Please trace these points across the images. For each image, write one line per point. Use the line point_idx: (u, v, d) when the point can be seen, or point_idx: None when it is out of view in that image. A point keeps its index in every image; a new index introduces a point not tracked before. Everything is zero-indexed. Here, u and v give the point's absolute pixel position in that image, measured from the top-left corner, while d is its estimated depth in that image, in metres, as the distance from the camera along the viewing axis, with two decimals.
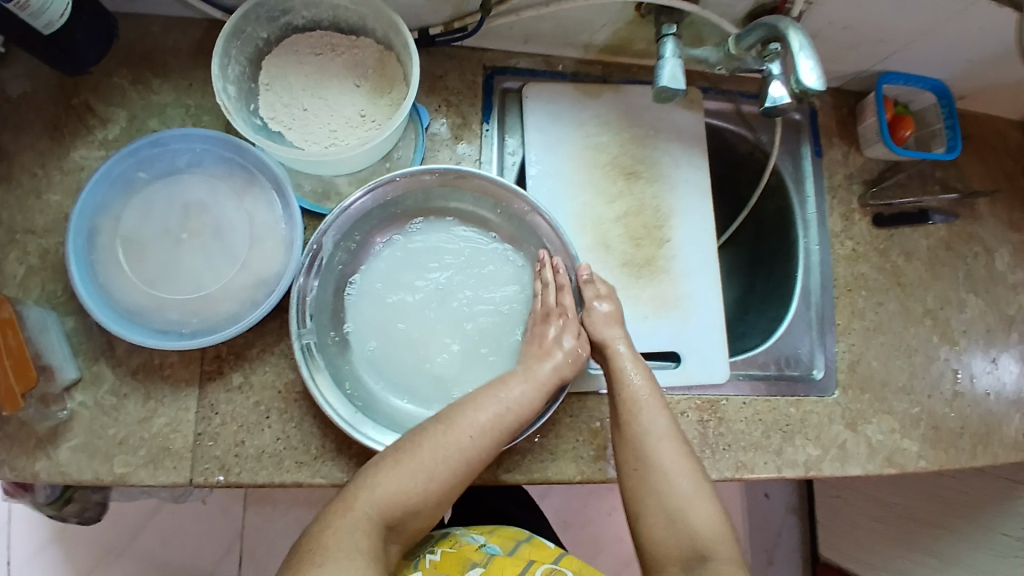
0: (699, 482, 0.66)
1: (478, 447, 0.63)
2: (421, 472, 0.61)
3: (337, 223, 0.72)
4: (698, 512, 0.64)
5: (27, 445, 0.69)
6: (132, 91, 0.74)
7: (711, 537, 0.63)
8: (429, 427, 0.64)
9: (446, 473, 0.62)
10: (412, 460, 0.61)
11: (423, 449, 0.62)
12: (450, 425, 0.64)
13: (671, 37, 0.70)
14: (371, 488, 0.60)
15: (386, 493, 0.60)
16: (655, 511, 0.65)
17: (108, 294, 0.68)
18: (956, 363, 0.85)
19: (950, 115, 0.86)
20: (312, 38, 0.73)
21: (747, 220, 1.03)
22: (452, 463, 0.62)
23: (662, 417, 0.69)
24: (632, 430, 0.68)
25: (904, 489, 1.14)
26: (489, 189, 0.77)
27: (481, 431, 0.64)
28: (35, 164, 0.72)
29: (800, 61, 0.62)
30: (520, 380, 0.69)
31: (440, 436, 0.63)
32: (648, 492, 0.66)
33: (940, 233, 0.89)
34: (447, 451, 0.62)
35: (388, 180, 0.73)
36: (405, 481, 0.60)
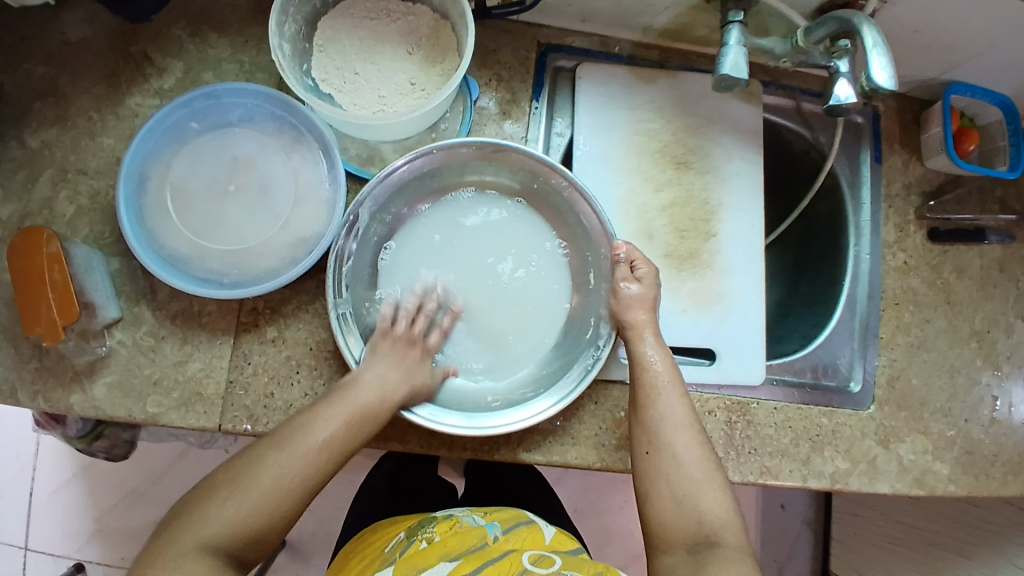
0: (710, 470, 0.65)
1: (318, 474, 0.60)
2: (256, 500, 0.57)
3: (376, 193, 0.72)
4: (708, 498, 0.63)
5: (64, 378, 0.71)
6: (189, 42, 0.75)
7: (717, 523, 0.62)
8: (260, 448, 0.60)
9: (285, 503, 0.58)
10: (243, 487, 0.57)
11: (262, 477, 0.58)
12: (288, 444, 0.60)
13: (737, 24, 0.67)
14: (201, 520, 0.55)
15: (229, 519, 0.55)
16: (663, 494, 0.64)
17: (155, 240, 0.69)
18: (998, 388, 0.82)
19: (1015, 132, 0.82)
20: (367, 3, 0.72)
21: (796, 222, 1.00)
22: (292, 489, 0.58)
23: (679, 404, 0.68)
24: (647, 413, 0.68)
25: (927, 514, 1.11)
26: (527, 164, 0.75)
27: (326, 451, 0.61)
28: (91, 108, 0.73)
29: (872, 59, 0.59)
30: (369, 384, 0.66)
31: (277, 457, 0.59)
32: (658, 475, 0.65)
33: (996, 252, 0.85)
34: (281, 472, 0.58)
35: (426, 152, 0.72)
36: (242, 505, 0.56)
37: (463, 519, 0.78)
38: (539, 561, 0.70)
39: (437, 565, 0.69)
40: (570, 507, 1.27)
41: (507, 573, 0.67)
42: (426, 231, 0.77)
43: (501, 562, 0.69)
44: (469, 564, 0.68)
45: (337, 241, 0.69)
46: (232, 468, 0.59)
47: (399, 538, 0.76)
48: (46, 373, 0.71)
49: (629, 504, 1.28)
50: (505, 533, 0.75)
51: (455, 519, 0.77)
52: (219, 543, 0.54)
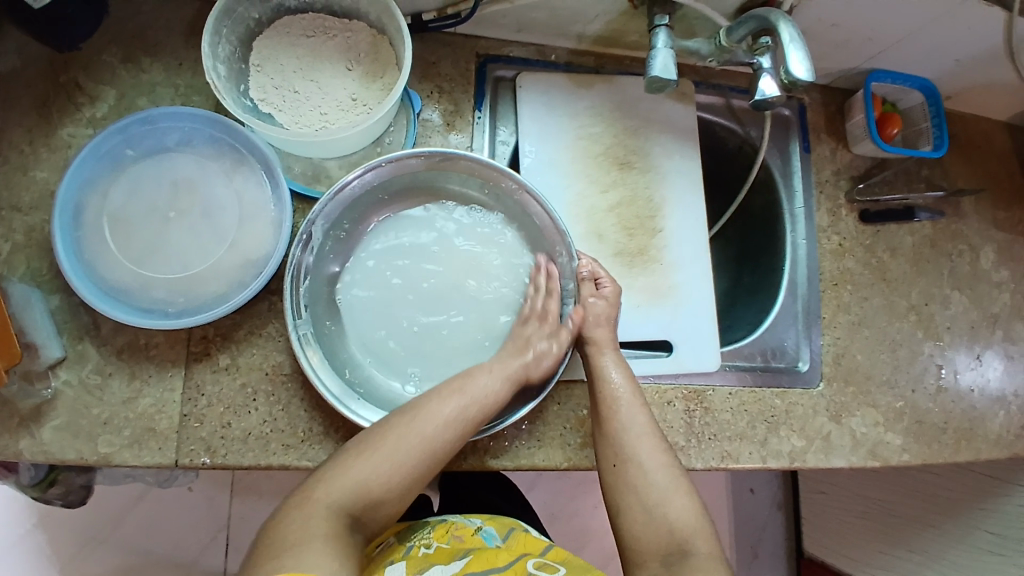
0: (676, 476, 0.66)
1: (441, 441, 0.64)
2: (386, 463, 0.61)
3: (326, 211, 0.72)
4: (677, 506, 0.64)
5: (9, 423, 0.68)
6: (122, 69, 0.74)
7: (690, 530, 0.63)
8: (396, 416, 0.65)
9: (414, 469, 0.62)
10: (375, 450, 0.62)
11: (385, 443, 0.62)
12: (417, 414, 0.64)
13: (663, 28, 0.70)
14: (334, 479, 0.60)
15: (364, 479, 0.60)
16: (633, 505, 0.65)
17: (94, 272, 0.68)
18: (939, 359, 0.86)
19: (937, 114, 0.87)
20: (305, 20, 0.72)
21: (737, 213, 1.04)
22: (412, 455, 0.62)
23: (640, 415, 0.70)
24: (611, 427, 0.69)
25: (887, 485, 1.15)
26: (477, 171, 0.76)
27: (452, 424, 0.65)
28: (21, 141, 0.71)
29: (789, 53, 0.63)
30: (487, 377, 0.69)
31: (409, 425, 0.63)
32: (626, 488, 0.66)
33: (925, 230, 0.90)
34: (407, 441, 0.63)
35: (375, 165, 0.73)
36: (380, 463, 0.61)
37: (460, 521, 0.78)
38: (543, 568, 0.68)
39: (447, 563, 0.69)
40: (545, 513, 1.27)
41: None
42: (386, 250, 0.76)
43: (509, 565, 0.69)
44: (480, 563, 0.69)
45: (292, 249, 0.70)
46: (362, 435, 0.64)
47: (392, 541, 0.75)
48: None
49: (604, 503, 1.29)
50: (504, 540, 0.75)
51: (452, 523, 0.77)
52: (349, 502, 0.59)
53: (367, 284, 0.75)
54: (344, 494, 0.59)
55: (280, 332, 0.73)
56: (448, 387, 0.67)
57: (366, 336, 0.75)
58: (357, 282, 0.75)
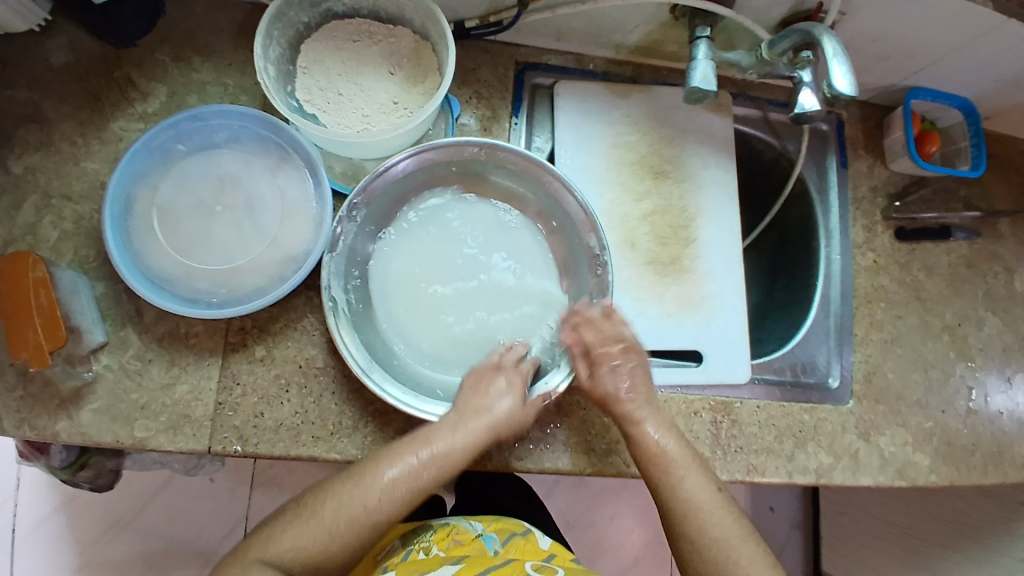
0: (739, 530, 0.67)
1: (385, 513, 0.64)
2: (316, 534, 0.63)
3: (351, 215, 0.73)
4: (731, 546, 0.66)
5: (50, 405, 0.70)
6: (173, 67, 0.76)
7: (746, 565, 0.66)
8: (335, 482, 0.66)
9: (352, 535, 0.63)
10: (309, 518, 0.63)
11: (323, 511, 0.63)
12: (358, 480, 0.64)
13: (705, 39, 0.71)
14: (265, 542, 0.62)
15: (292, 549, 0.62)
16: (685, 543, 0.67)
17: (141, 261, 0.70)
18: (971, 380, 0.85)
19: (976, 133, 0.86)
20: (350, 26, 0.74)
21: (770, 227, 1.03)
22: (352, 526, 0.63)
23: (695, 474, 0.69)
24: (663, 489, 0.68)
25: (909, 508, 1.14)
26: (444, 152, 0.75)
27: (391, 492, 0.64)
28: (75, 133, 0.74)
29: (833, 67, 0.63)
30: (442, 428, 0.68)
31: (343, 496, 0.64)
32: (691, 546, 0.67)
33: (961, 249, 0.89)
34: (341, 509, 0.63)
35: (386, 168, 0.73)
36: (309, 532, 0.63)
37: (462, 525, 0.78)
38: (541, 570, 0.70)
39: (439, 568, 0.69)
40: (561, 521, 1.27)
41: None
42: (410, 252, 0.78)
43: (503, 568, 0.69)
44: (472, 568, 0.69)
45: (334, 227, 0.71)
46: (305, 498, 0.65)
47: (396, 545, 0.76)
48: (31, 399, 0.70)
49: (621, 513, 1.29)
50: (504, 545, 0.75)
51: (454, 526, 0.77)
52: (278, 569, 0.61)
53: (398, 284, 0.77)
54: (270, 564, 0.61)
55: (315, 327, 0.74)
56: (397, 448, 0.66)
57: (399, 333, 0.76)
58: (389, 285, 0.76)
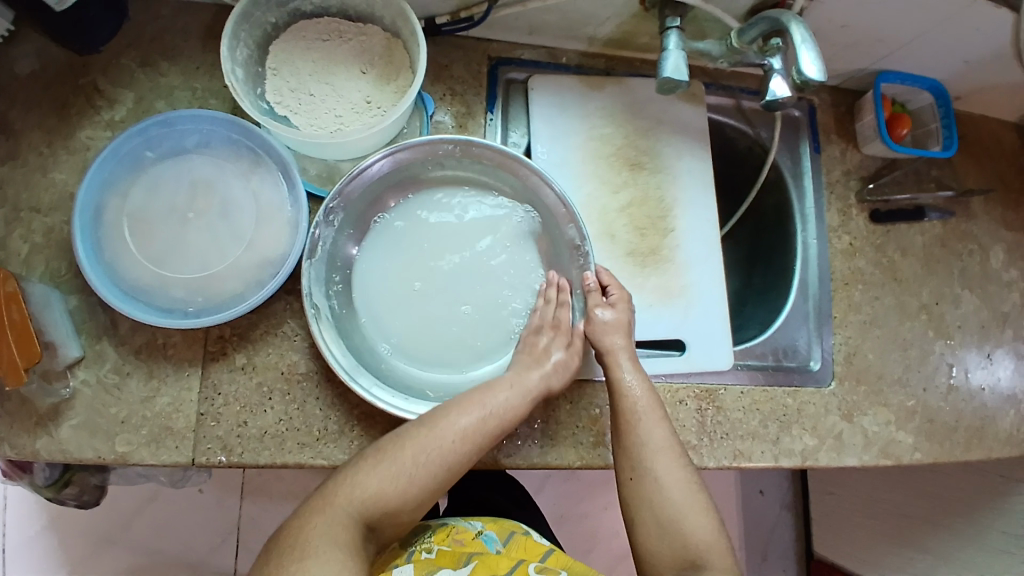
0: (692, 490, 0.66)
1: (460, 457, 0.64)
2: (397, 474, 0.61)
3: (330, 218, 0.73)
4: (694, 522, 0.65)
5: (28, 422, 0.68)
6: (140, 72, 0.75)
7: (705, 545, 0.64)
8: (405, 429, 0.64)
9: (431, 476, 0.63)
10: (386, 459, 0.62)
11: (406, 451, 0.62)
12: (434, 427, 0.64)
13: (675, 29, 0.71)
14: (352, 487, 0.61)
15: (376, 489, 0.61)
16: (648, 520, 0.65)
17: (114, 273, 0.68)
18: (950, 358, 0.86)
19: (946, 114, 0.88)
20: (320, 25, 0.73)
21: (747, 213, 1.04)
22: (432, 467, 0.63)
23: (659, 428, 0.69)
24: (631, 440, 0.68)
25: (895, 485, 1.15)
26: (420, 151, 0.75)
27: (469, 439, 0.64)
28: (41, 143, 0.72)
29: (802, 54, 0.63)
30: (506, 385, 0.69)
31: (419, 439, 0.63)
32: (643, 501, 0.66)
33: (935, 229, 0.90)
34: (420, 452, 0.62)
35: (360, 171, 0.73)
36: (394, 474, 0.61)
37: (461, 524, 0.78)
38: (543, 573, 0.69)
39: (455, 570, 0.70)
40: (553, 514, 1.27)
41: None
42: (389, 253, 0.77)
43: (512, 572, 0.70)
44: (485, 568, 0.70)
45: (312, 232, 0.71)
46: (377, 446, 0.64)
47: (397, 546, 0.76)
48: (8, 417, 0.68)
49: (613, 504, 1.29)
50: (504, 545, 0.75)
51: (453, 527, 0.77)
52: (362, 510, 0.60)
53: (379, 281, 0.76)
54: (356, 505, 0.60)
55: (295, 333, 0.73)
56: (469, 399, 0.67)
57: (382, 333, 0.75)
58: (369, 289, 0.76)
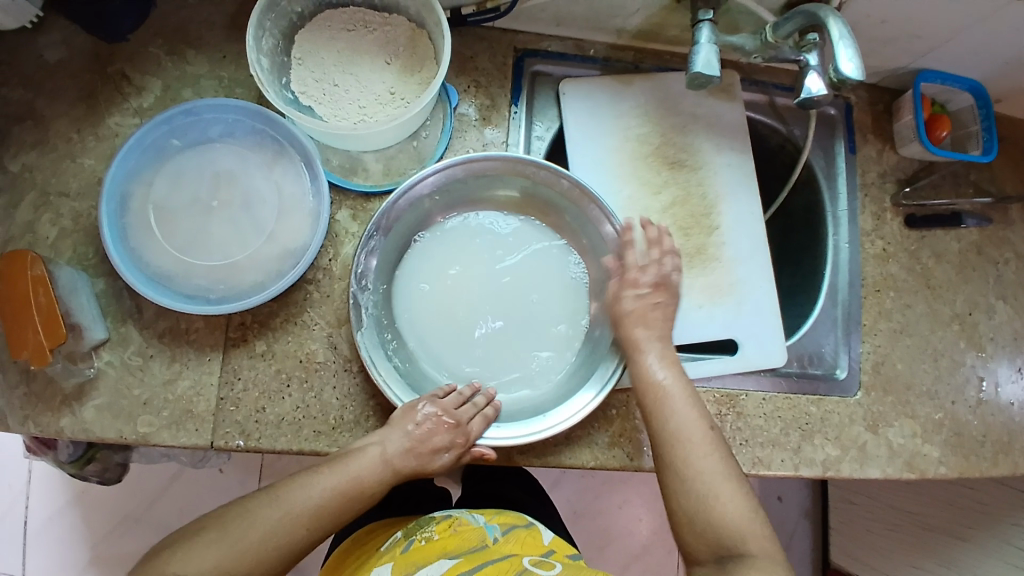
0: (727, 474, 0.64)
1: (300, 535, 0.60)
2: (239, 553, 0.57)
3: (372, 243, 0.72)
4: (729, 504, 0.62)
5: (53, 402, 0.70)
6: (167, 61, 0.75)
7: (744, 528, 0.61)
8: (252, 503, 0.61)
9: (270, 561, 0.59)
10: (229, 535, 0.58)
11: (254, 525, 0.59)
12: (280, 497, 0.61)
13: (707, 23, 0.69)
14: (184, 562, 0.56)
15: (310, 505, 0.61)
16: (684, 502, 0.63)
17: (139, 258, 0.69)
18: (982, 370, 0.83)
19: (987, 116, 0.84)
20: (345, 14, 0.73)
21: (776, 214, 1.01)
22: (278, 544, 0.59)
23: (688, 413, 0.67)
24: (659, 428, 0.67)
25: (919, 496, 1.12)
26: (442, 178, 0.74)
27: (318, 517, 0.61)
28: (70, 130, 0.73)
29: (838, 50, 0.61)
30: (372, 455, 0.65)
31: (265, 515, 0.59)
32: (677, 484, 0.65)
33: (972, 236, 0.86)
34: (264, 532, 0.59)
35: (393, 203, 0.72)
36: (317, 493, 0.62)
37: (463, 516, 0.78)
38: (540, 564, 0.70)
39: (436, 562, 0.68)
40: (568, 510, 1.27)
41: (508, 568, 0.67)
42: (427, 275, 0.77)
43: (501, 561, 0.68)
44: (470, 560, 0.68)
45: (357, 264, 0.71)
46: (218, 518, 0.60)
47: (397, 536, 0.75)
48: (34, 397, 0.70)
49: (628, 502, 1.28)
50: (504, 534, 0.76)
51: (456, 519, 0.76)
52: None
53: (421, 292, 0.76)
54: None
55: (315, 321, 0.74)
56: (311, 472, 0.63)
57: (430, 351, 0.75)
58: (413, 309, 0.76)
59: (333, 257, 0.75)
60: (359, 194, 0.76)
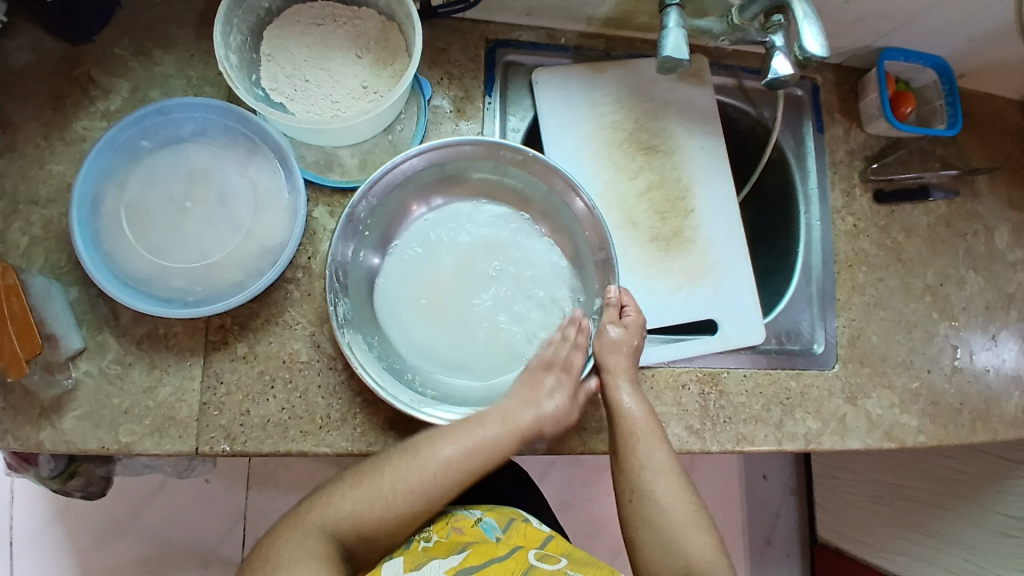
0: (693, 512, 0.67)
1: (439, 487, 0.64)
2: (376, 499, 0.63)
3: (347, 231, 0.71)
4: (695, 542, 0.66)
5: (32, 414, 0.69)
6: (134, 61, 0.74)
7: (707, 562, 0.65)
8: (395, 453, 0.66)
9: (408, 509, 0.64)
10: (371, 484, 0.64)
11: (382, 483, 0.64)
12: (414, 453, 0.65)
13: (675, 7, 0.70)
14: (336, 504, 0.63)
15: (442, 460, 0.65)
16: (649, 542, 0.66)
17: (113, 263, 0.68)
18: (955, 340, 0.86)
19: (950, 92, 0.86)
20: (314, 9, 0.72)
21: (750, 196, 1.03)
22: (408, 495, 0.64)
23: (659, 450, 0.69)
24: (630, 462, 0.68)
25: (898, 468, 1.15)
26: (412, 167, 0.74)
27: (449, 470, 0.65)
28: (37, 136, 0.72)
29: (803, 30, 0.62)
30: (495, 415, 0.69)
31: (405, 464, 0.64)
32: (643, 523, 0.67)
33: (940, 210, 0.89)
34: (401, 477, 0.64)
35: (365, 194, 0.72)
36: (452, 450, 0.65)
37: (460, 512, 0.76)
38: (545, 558, 0.71)
39: (446, 556, 0.68)
40: (558, 500, 1.28)
41: (514, 568, 0.67)
42: (406, 266, 0.77)
43: (508, 559, 0.69)
44: (477, 557, 0.68)
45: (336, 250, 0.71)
46: (360, 467, 0.66)
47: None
48: (12, 410, 0.69)
49: None
50: (504, 532, 0.74)
51: (451, 515, 0.75)
52: (337, 531, 0.63)
53: (401, 289, 0.77)
54: (328, 528, 0.62)
55: (296, 321, 0.73)
56: (454, 429, 0.67)
57: (413, 340, 0.76)
58: (394, 299, 0.76)
59: (312, 255, 0.74)
60: (335, 190, 0.75)
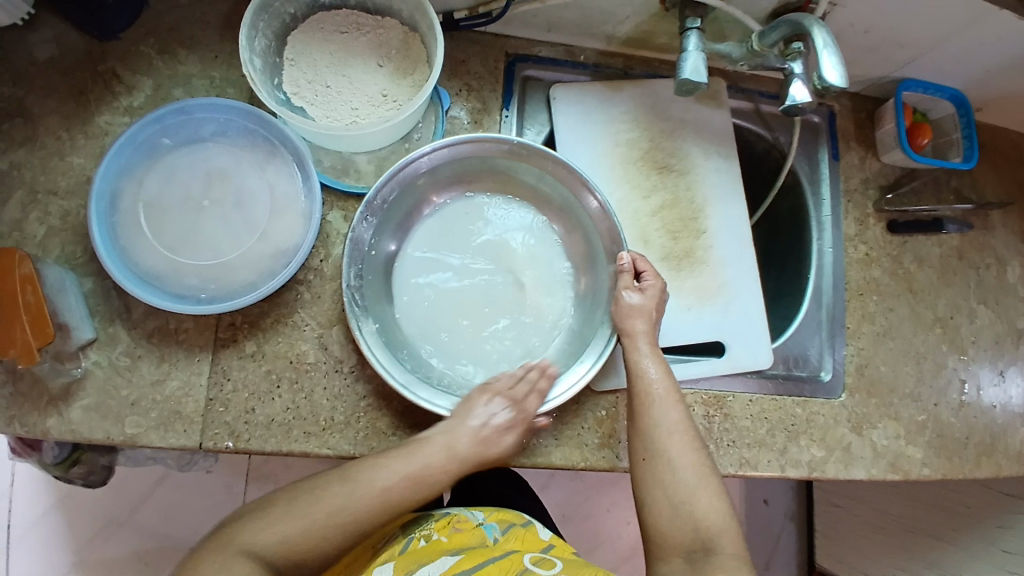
0: (706, 474, 0.66)
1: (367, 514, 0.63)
2: (312, 524, 0.61)
3: (367, 222, 0.73)
4: (704, 504, 0.64)
5: (40, 402, 0.69)
6: (158, 60, 0.75)
7: (716, 527, 0.63)
8: (326, 478, 0.64)
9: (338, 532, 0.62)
10: (302, 506, 0.62)
11: (320, 500, 0.62)
12: (351, 480, 0.64)
13: (695, 30, 0.70)
14: (257, 528, 0.60)
15: (380, 485, 0.64)
16: (659, 501, 0.65)
17: (129, 258, 0.69)
18: (964, 373, 0.85)
19: (967, 124, 0.86)
20: (338, 17, 0.73)
21: (762, 219, 1.03)
22: (346, 521, 0.62)
23: (674, 411, 0.69)
24: (643, 421, 0.68)
25: (902, 499, 1.14)
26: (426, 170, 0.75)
27: (383, 497, 0.64)
28: (60, 128, 0.73)
29: (823, 59, 0.62)
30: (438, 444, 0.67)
31: (338, 490, 0.63)
32: (654, 481, 0.66)
33: (952, 241, 0.88)
34: (338, 503, 0.62)
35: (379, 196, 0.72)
36: (393, 473, 0.65)
37: (463, 514, 0.77)
38: (540, 562, 0.69)
39: (437, 559, 0.67)
40: (557, 514, 1.27)
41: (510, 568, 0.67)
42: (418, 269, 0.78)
43: (503, 560, 0.68)
44: (471, 559, 0.67)
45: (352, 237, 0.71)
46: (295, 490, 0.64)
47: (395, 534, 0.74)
48: (20, 397, 0.69)
49: (616, 505, 1.29)
50: (504, 533, 0.75)
51: (454, 515, 0.76)
52: (266, 553, 0.59)
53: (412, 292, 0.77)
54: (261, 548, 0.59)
55: (306, 322, 0.74)
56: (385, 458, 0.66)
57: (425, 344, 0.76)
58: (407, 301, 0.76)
59: (325, 257, 0.75)
60: (350, 196, 0.76)
